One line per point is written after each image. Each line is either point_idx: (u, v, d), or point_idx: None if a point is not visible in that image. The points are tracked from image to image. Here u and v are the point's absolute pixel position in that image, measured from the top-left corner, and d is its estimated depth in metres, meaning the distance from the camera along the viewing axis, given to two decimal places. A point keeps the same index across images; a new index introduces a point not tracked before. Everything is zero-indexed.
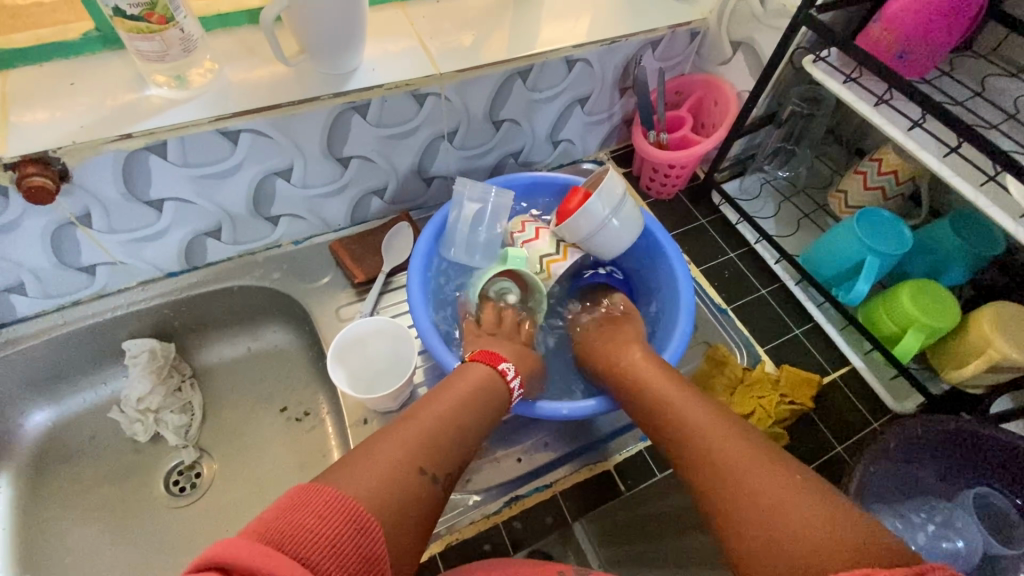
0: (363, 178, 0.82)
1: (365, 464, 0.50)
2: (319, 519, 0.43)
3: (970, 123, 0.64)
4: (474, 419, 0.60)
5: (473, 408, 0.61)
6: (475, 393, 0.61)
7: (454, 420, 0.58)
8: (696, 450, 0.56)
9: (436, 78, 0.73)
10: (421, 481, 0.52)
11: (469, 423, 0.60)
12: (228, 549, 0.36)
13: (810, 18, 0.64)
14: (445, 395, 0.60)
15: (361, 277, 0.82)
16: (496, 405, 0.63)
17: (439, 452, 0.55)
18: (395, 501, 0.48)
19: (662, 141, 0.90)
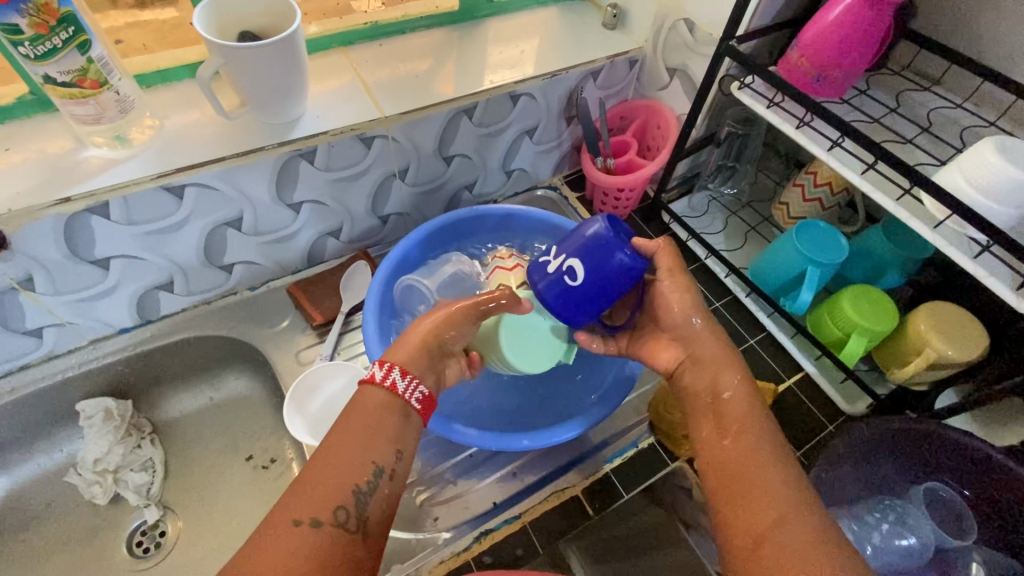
0: (317, 220, 0.82)
1: (256, 544, 0.45)
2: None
3: (887, 138, 0.68)
4: (374, 438, 0.52)
5: (369, 429, 0.52)
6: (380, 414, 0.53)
7: (362, 453, 0.50)
8: (726, 453, 0.54)
9: (382, 121, 0.75)
10: (320, 538, 0.46)
11: (383, 447, 0.52)
12: None
13: (731, 49, 0.67)
14: (337, 427, 0.52)
15: (320, 319, 0.82)
16: (388, 422, 0.53)
17: (331, 497, 0.48)
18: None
19: (610, 166, 0.93)
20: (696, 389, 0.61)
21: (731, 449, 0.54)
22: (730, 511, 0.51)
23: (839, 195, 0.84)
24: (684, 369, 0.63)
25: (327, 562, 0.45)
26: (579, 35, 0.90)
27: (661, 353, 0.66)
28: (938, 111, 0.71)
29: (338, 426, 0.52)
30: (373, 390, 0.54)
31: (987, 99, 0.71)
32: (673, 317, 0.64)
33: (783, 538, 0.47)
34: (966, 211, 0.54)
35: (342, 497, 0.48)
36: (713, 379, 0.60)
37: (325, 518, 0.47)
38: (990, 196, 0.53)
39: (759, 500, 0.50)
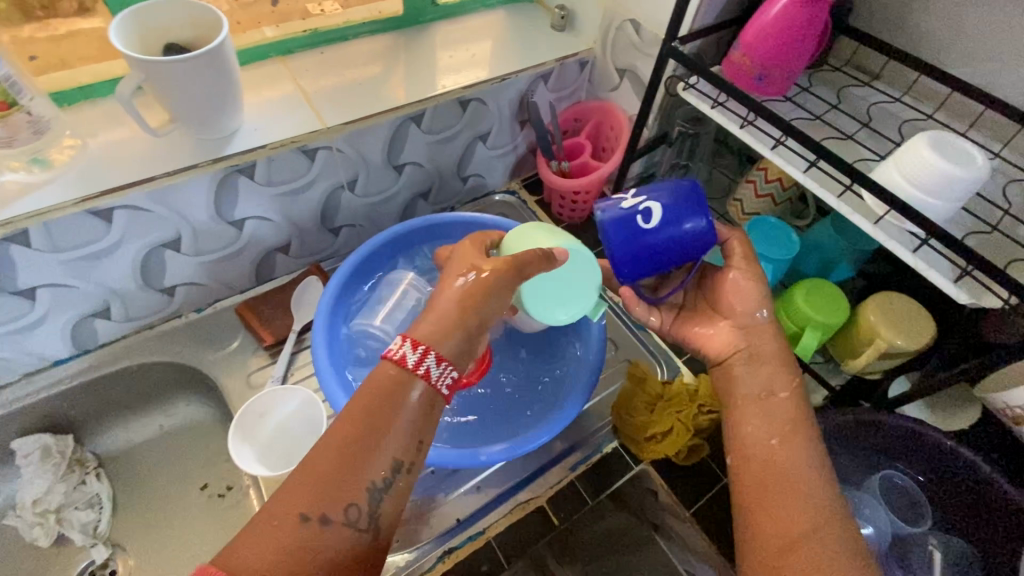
0: (263, 237, 0.79)
1: (256, 523, 0.41)
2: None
3: (829, 134, 0.69)
4: (395, 429, 0.46)
5: (390, 419, 0.45)
6: (382, 405, 0.45)
7: (370, 442, 0.44)
8: (770, 452, 0.53)
9: (324, 132, 0.72)
10: (326, 533, 0.42)
11: (394, 438, 0.45)
12: None
13: (673, 50, 0.67)
14: (351, 406, 0.45)
15: (270, 339, 0.79)
16: (413, 412, 0.47)
17: (341, 488, 0.43)
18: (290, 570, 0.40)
19: (564, 169, 0.92)
20: (744, 387, 0.58)
21: (769, 457, 0.53)
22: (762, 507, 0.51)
23: (790, 191, 0.85)
24: (736, 359, 0.60)
25: (332, 557, 0.42)
26: (527, 38, 0.89)
27: (714, 338, 0.63)
28: (879, 106, 0.73)
29: (353, 405, 0.46)
30: (398, 370, 0.47)
31: (924, 92, 0.72)
32: (733, 301, 0.62)
33: (819, 545, 0.47)
34: (903, 208, 0.55)
35: (355, 491, 0.43)
36: (765, 381, 0.58)
37: (333, 513, 0.42)
38: (927, 193, 0.54)
39: (793, 512, 0.49)
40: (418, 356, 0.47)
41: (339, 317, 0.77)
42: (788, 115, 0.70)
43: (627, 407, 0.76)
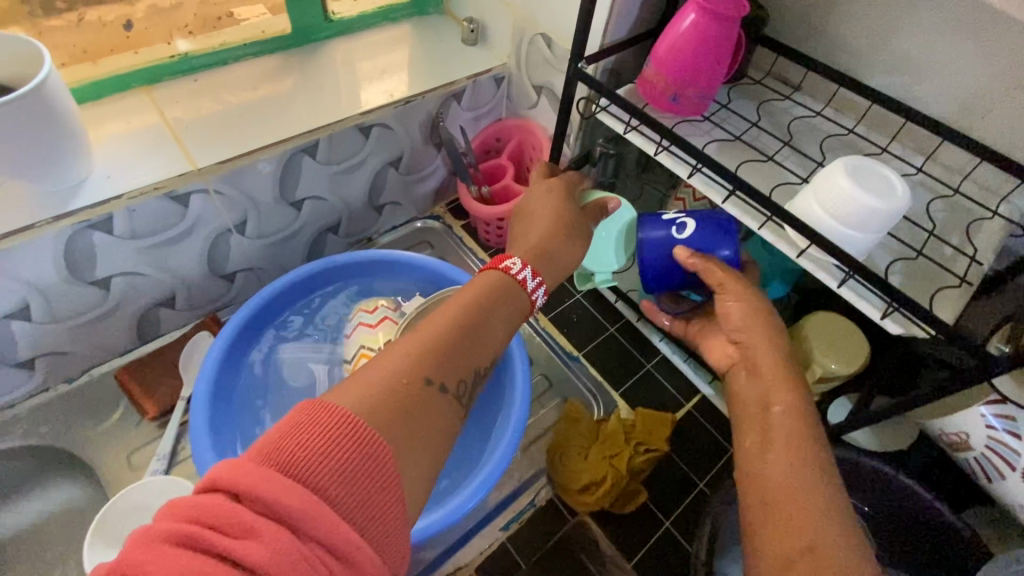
0: (140, 294, 0.70)
1: (359, 375, 0.42)
2: (317, 452, 0.36)
3: (752, 155, 0.64)
4: (492, 318, 0.49)
5: (491, 308, 0.50)
6: (506, 307, 0.51)
7: (473, 325, 0.48)
8: (774, 455, 0.44)
9: (196, 175, 0.63)
10: (427, 396, 0.43)
11: (495, 330, 0.49)
12: (228, 475, 0.33)
13: (579, 72, 0.62)
14: (461, 292, 0.50)
15: (154, 410, 0.70)
16: (512, 310, 0.51)
17: (445, 357, 0.45)
18: (395, 423, 0.40)
19: (483, 195, 0.86)
20: (743, 392, 0.50)
21: (772, 473, 0.43)
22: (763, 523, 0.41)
23: None
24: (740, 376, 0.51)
25: (430, 422, 0.42)
26: (435, 55, 0.82)
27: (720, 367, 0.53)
28: (801, 120, 0.69)
29: (461, 295, 0.50)
30: (496, 271, 0.52)
31: (844, 104, 0.69)
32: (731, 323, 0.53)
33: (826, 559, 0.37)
34: (827, 241, 0.50)
35: (458, 366, 0.45)
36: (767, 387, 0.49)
37: (438, 379, 0.44)
38: (848, 225, 0.50)
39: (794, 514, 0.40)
40: (519, 263, 0.53)
41: (224, 381, 0.69)
42: (707, 135, 0.65)
43: (561, 453, 0.71)
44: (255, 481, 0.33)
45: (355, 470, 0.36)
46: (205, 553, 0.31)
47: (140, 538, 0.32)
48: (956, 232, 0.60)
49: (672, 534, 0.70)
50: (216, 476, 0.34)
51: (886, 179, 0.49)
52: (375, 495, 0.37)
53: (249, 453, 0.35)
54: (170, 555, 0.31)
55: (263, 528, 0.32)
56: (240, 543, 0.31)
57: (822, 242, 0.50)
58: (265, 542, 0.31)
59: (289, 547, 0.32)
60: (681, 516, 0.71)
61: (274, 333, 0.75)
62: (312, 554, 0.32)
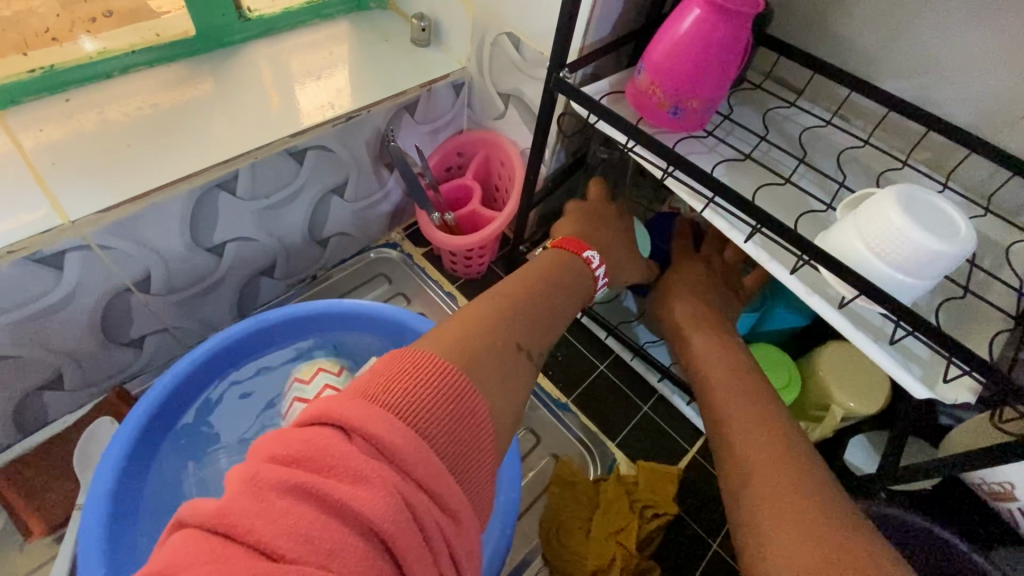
0: (9, 381, 0.54)
1: (447, 328, 0.39)
2: (423, 400, 0.33)
3: (763, 176, 0.55)
4: (564, 288, 0.49)
5: (563, 278, 0.50)
6: (572, 279, 0.50)
7: (546, 293, 0.46)
8: (720, 390, 0.50)
9: (72, 229, 0.48)
10: (515, 358, 0.39)
11: (562, 301, 0.48)
12: (341, 409, 0.31)
13: (561, 83, 0.50)
14: (527, 268, 0.49)
15: (42, 528, 0.56)
16: (580, 286, 0.51)
17: (527, 321, 0.43)
18: (491, 378, 0.37)
19: (449, 222, 0.73)
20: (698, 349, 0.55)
21: (725, 429, 0.47)
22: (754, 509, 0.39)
23: None
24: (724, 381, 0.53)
25: (517, 385, 0.39)
26: (380, 59, 0.69)
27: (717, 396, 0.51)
28: (810, 131, 0.60)
29: (531, 267, 0.50)
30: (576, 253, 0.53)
31: (856, 111, 0.61)
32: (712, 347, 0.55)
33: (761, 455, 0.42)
34: (878, 292, 0.41)
35: (539, 330, 0.44)
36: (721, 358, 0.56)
37: (526, 345, 0.41)
38: (906, 271, 0.41)
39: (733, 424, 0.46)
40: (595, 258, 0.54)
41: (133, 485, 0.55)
42: (711, 154, 0.56)
43: (557, 528, 0.62)
44: (366, 421, 0.30)
45: (456, 423, 0.34)
46: (314, 499, 0.28)
47: (244, 477, 0.29)
48: (989, 255, 0.53)
49: None
50: (320, 412, 0.31)
51: (944, 213, 0.42)
52: (473, 451, 0.34)
53: (348, 393, 0.33)
54: (279, 500, 0.28)
55: (373, 472, 0.29)
56: (352, 488, 0.29)
57: (869, 292, 0.41)
58: (378, 489, 0.29)
59: (401, 495, 0.29)
60: None
61: (228, 372, 0.63)
62: (420, 502, 0.30)
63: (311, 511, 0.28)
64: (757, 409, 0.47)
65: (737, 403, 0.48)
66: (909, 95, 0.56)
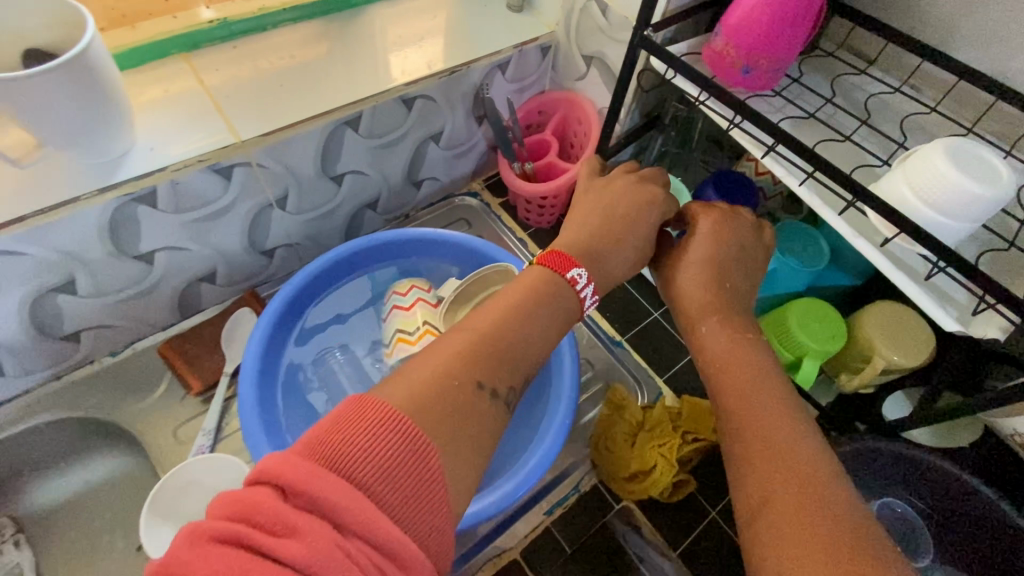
0: (179, 270, 0.68)
1: (406, 374, 0.40)
2: (365, 449, 0.35)
3: (824, 134, 0.60)
4: (551, 306, 0.47)
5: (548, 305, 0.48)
6: (555, 301, 0.48)
7: (521, 324, 0.45)
8: (742, 382, 0.48)
9: (238, 147, 0.61)
10: (472, 402, 0.40)
11: (542, 333, 0.47)
12: (277, 465, 0.32)
13: (645, 39, 0.58)
14: (508, 288, 0.48)
15: (199, 386, 0.70)
16: (568, 305, 0.49)
17: (494, 360, 0.43)
18: (444, 425, 0.38)
19: (528, 171, 0.82)
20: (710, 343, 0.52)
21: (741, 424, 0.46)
22: (742, 488, 0.43)
23: (781, 184, 0.77)
24: None
25: (470, 429, 0.39)
26: (478, 22, 0.78)
27: None
28: (876, 97, 0.64)
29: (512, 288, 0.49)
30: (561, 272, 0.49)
31: (926, 80, 0.64)
32: None
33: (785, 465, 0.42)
34: (917, 229, 0.47)
35: (507, 365, 0.43)
36: None
37: (489, 383, 0.41)
38: (946, 213, 0.46)
39: (759, 425, 0.45)
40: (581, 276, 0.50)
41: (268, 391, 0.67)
42: (779, 111, 0.61)
43: (607, 441, 0.70)
44: (302, 478, 0.32)
45: (401, 469, 0.35)
46: (248, 551, 0.30)
47: (186, 535, 0.30)
48: None
49: (717, 523, 0.70)
50: (262, 470, 0.33)
51: (991, 165, 0.46)
52: (422, 494, 0.36)
53: (294, 449, 0.34)
54: (213, 554, 0.29)
55: (308, 525, 0.31)
56: (285, 541, 0.30)
57: (909, 230, 0.47)
58: (315, 539, 0.30)
59: (336, 543, 0.31)
60: (727, 505, 0.71)
61: (342, 285, 0.76)
62: (357, 547, 0.31)
63: (246, 563, 0.29)
64: (778, 414, 0.46)
65: (745, 389, 0.48)
66: (980, 66, 0.59)
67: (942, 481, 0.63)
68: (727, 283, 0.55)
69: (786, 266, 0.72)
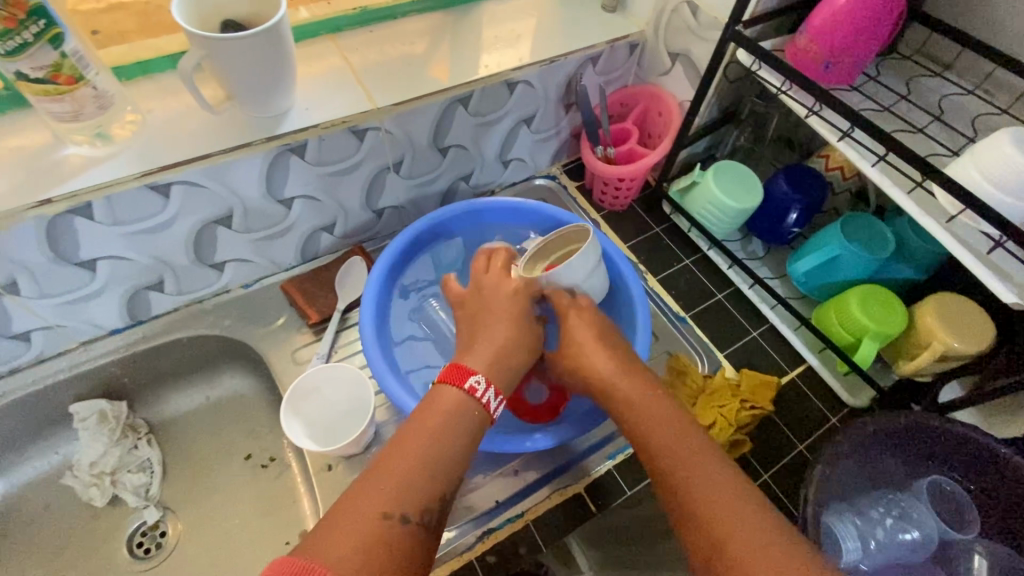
0: (309, 217, 0.80)
1: (328, 533, 0.45)
2: None
3: (897, 127, 0.66)
4: (456, 436, 0.54)
5: (453, 435, 0.54)
6: (458, 429, 0.54)
7: (434, 457, 0.52)
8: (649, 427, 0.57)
9: (374, 113, 0.72)
10: (391, 534, 0.45)
11: (452, 461, 0.53)
12: None
13: (737, 34, 0.67)
14: (417, 418, 0.55)
15: (315, 317, 0.82)
16: (474, 430, 0.56)
17: (409, 492, 0.49)
18: (371, 564, 0.43)
19: (610, 155, 0.91)
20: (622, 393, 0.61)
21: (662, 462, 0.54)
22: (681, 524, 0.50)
23: (851, 180, 0.82)
24: None
25: (395, 556, 0.45)
26: (577, 19, 0.86)
27: None
28: (949, 98, 0.69)
29: (418, 417, 0.55)
30: (460, 387, 0.57)
31: (1000, 85, 0.68)
32: None
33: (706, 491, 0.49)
34: (981, 206, 0.52)
35: (420, 495, 0.49)
36: None
37: (399, 512, 0.47)
38: (1009, 191, 0.51)
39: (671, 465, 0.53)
40: (480, 383, 0.58)
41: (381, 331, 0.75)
42: (855, 105, 0.67)
43: None
44: None
45: None
46: None
47: None
48: None
49: (769, 485, 0.75)
50: None
51: None
52: None
53: None
54: None
55: None
56: None
57: (973, 206, 0.52)
58: None
59: None
60: (777, 470, 0.76)
61: (440, 244, 0.86)
62: None
63: None
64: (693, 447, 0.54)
65: (673, 451, 0.53)
66: None
67: (991, 462, 0.66)
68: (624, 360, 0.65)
69: (850, 254, 0.76)
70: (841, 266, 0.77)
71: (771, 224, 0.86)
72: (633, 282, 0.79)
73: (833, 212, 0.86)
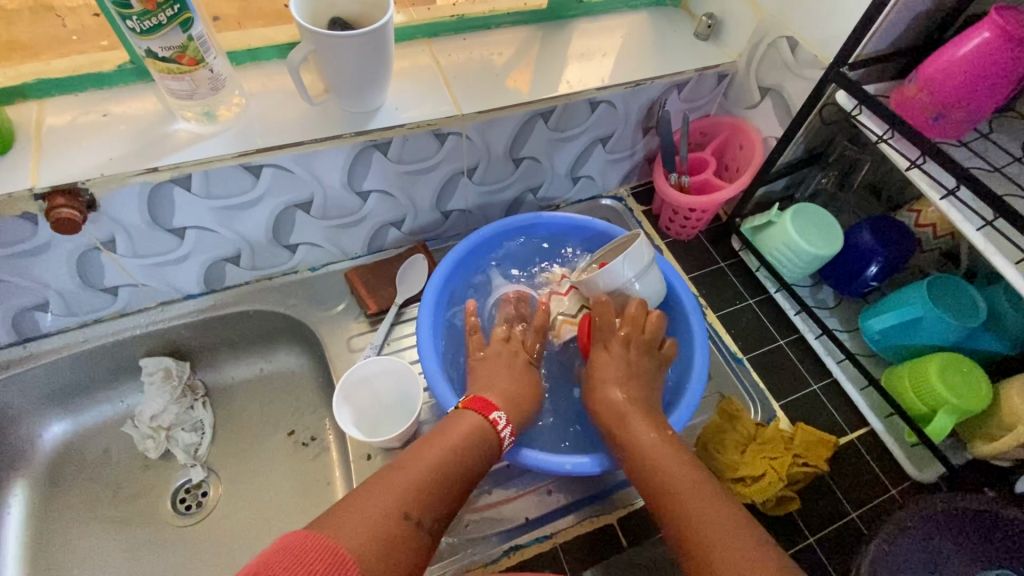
0: (382, 210, 0.83)
1: (348, 516, 0.47)
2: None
3: (1007, 191, 0.61)
4: (473, 455, 0.57)
5: (472, 449, 0.57)
6: (471, 441, 0.57)
7: (449, 469, 0.54)
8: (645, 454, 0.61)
9: (458, 119, 0.73)
10: (406, 533, 0.48)
11: (466, 473, 0.56)
12: None
13: (839, 75, 0.65)
14: (440, 431, 0.58)
15: (374, 307, 0.84)
16: (486, 455, 0.58)
17: (426, 496, 0.51)
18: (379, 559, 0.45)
19: (683, 184, 0.89)
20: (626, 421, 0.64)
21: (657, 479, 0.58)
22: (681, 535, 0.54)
23: (942, 239, 0.77)
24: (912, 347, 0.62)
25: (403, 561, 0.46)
26: (668, 43, 0.85)
27: None
28: None
29: (442, 429, 0.58)
30: (484, 414, 0.60)
31: None
32: None
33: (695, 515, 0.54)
34: None
35: (429, 501, 0.51)
36: None
37: (414, 514, 0.49)
38: None
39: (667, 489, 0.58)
40: (502, 419, 0.61)
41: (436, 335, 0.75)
42: (961, 162, 0.63)
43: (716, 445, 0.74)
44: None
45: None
46: None
47: None
48: None
49: (814, 549, 0.71)
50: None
51: None
52: None
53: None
54: None
55: None
56: None
57: None
58: None
59: None
60: (825, 535, 0.72)
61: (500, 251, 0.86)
62: None
63: None
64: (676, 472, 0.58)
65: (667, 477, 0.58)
66: None
67: None
68: (638, 401, 0.66)
69: (932, 316, 0.71)
70: (921, 327, 0.73)
71: (847, 275, 0.82)
72: (694, 320, 0.77)
73: (918, 270, 0.81)
